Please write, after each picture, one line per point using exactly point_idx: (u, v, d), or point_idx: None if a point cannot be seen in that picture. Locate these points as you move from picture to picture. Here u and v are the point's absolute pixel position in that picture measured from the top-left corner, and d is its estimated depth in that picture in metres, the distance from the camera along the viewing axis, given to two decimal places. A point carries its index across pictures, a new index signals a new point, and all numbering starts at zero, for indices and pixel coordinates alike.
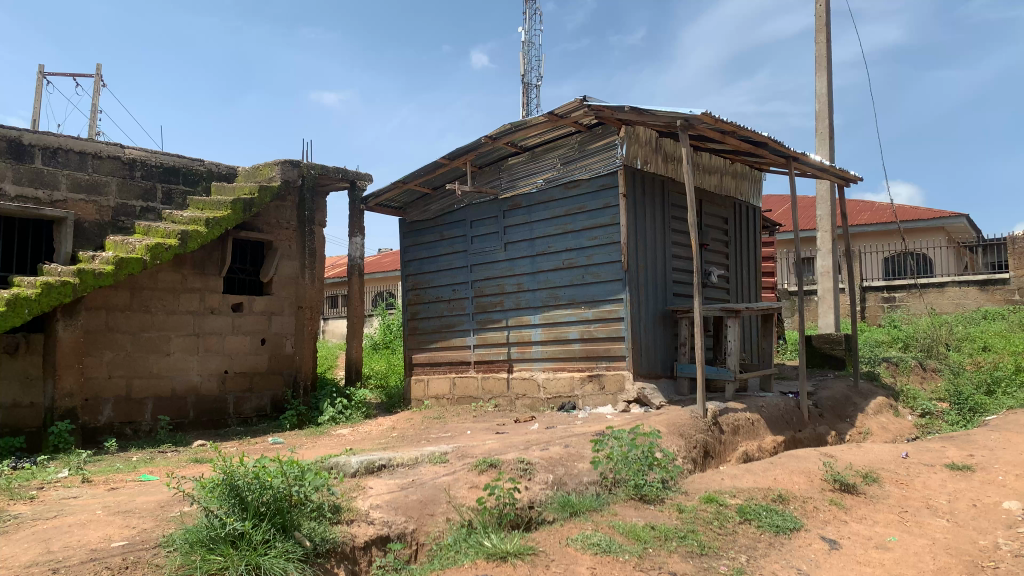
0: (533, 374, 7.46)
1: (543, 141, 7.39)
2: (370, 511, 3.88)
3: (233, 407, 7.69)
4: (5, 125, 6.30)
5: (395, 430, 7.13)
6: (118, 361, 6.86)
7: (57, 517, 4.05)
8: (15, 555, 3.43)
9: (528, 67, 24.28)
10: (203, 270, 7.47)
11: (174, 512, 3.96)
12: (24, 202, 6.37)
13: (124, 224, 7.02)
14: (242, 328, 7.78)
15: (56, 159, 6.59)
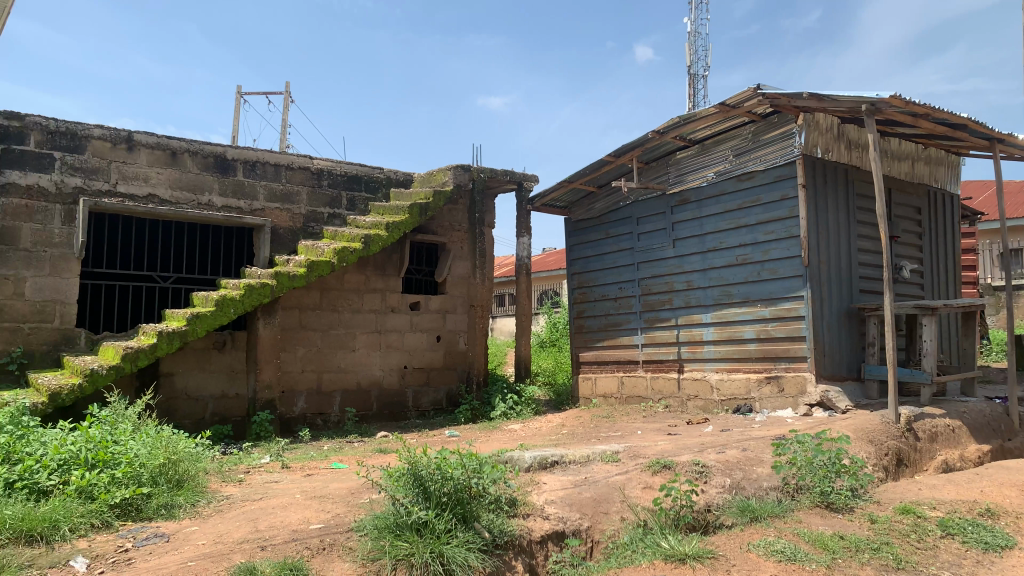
0: (705, 374, 7.27)
1: (714, 133, 7.19)
2: (546, 506, 3.93)
3: (412, 401, 8.07)
4: (212, 143, 6.95)
5: (564, 427, 7.19)
6: (309, 356, 7.39)
7: (262, 499, 4.42)
8: (229, 532, 3.78)
9: (694, 58, 23.69)
10: (384, 271, 7.90)
11: (363, 499, 4.21)
12: (228, 211, 7.01)
13: (314, 230, 7.56)
14: (419, 326, 8.15)
15: (255, 171, 7.20)
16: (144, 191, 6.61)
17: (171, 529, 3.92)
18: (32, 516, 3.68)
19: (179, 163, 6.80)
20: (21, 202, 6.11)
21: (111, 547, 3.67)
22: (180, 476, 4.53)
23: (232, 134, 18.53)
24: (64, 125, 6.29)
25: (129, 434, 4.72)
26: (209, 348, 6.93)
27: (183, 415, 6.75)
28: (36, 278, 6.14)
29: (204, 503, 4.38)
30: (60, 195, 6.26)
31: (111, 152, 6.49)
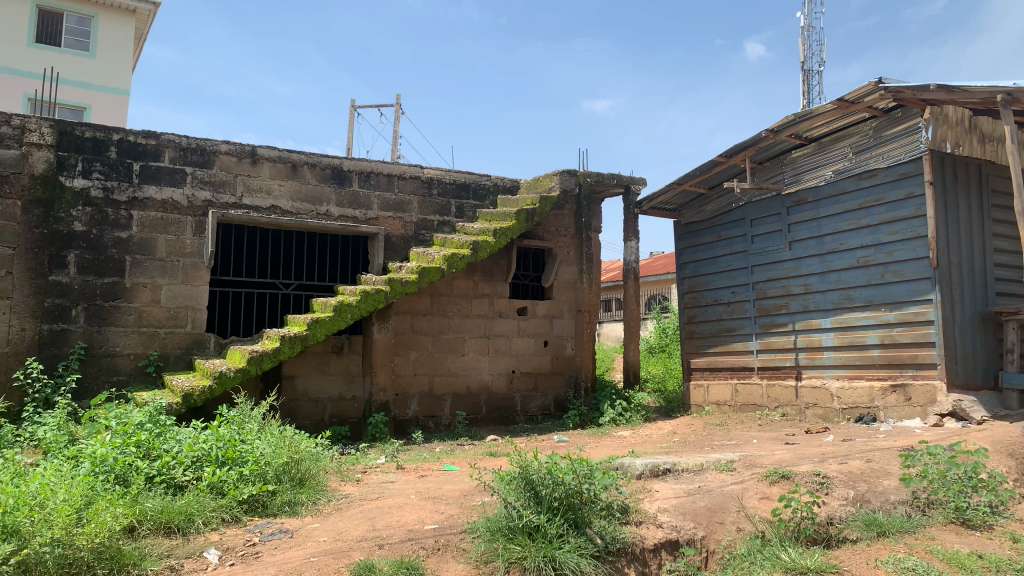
0: (824, 382, 6.98)
1: (833, 131, 6.91)
2: (658, 514, 3.87)
3: (520, 405, 8.12)
4: (330, 155, 7.23)
5: (676, 435, 7.06)
6: (421, 360, 7.57)
7: (379, 498, 4.56)
8: (348, 529, 3.92)
9: (809, 54, 22.85)
10: (492, 276, 8.00)
11: (476, 501, 4.27)
12: (345, 220, 7.28)
13: (424, 237, 7.73)
14: (527, 331, 8.20)
15: (369, 182, 7.44)
16: (267, 203, 6.96)
17: (295, 525, 4.09)
18: (170, 509, 3.95)
19: (299, 175, 7.11)
20: (157, 214, 6.54)
21: (240, 540, 3.87)
22: (302, 475, 4.72)
23: (345, 146, 19.25)
24: (195, 142, 6.69)
25: (255, 434, 4.96)
26: (328, 352, 7.21)
27: (304, 416, 7.05)
28: (171, 286, 6.56)
29: (324, 501, 4.54)
30: (192, 208, 6.67)
31: (237, 166, 6.86)
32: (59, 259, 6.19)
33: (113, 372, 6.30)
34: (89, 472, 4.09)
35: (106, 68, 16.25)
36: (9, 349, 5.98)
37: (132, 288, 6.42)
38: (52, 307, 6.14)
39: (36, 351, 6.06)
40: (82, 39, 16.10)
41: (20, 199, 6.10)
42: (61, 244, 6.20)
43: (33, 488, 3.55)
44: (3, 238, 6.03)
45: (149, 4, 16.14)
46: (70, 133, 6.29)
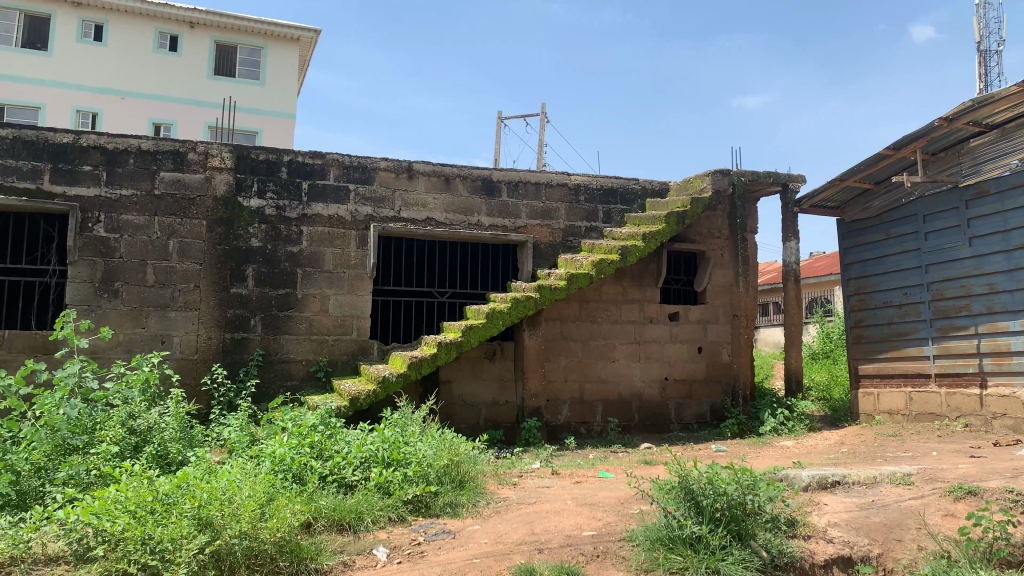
0: (1015, 391, 6.40)
1: (1018, 115, 6.37)
2: (828, 528, 3.69)
3: (674, 413, 7.96)
4: (480, 166, 7.41)
5: (844, 446, 6.68)
6: (572, 366, 7.60)
7: (536, 503, 4.62)
8: (508, 532, 3.99)
9: (986, 33, 21.06)
10: (642, 281, 7.91)
11: (634, 509, 4.23)
12: (496, 229, 7.44)
13: (573, 244, 7.73)
14: (679, 337, 8.03)
15: (517, 191, 7.55)
16: (423, 216, 7.23)
17: (456, 526, 4.22)
18: (342, 507, 4.18)
19: (452, 188, 7.34)
20: (324, 229, 6.96)
21: (406, 539, 4.04)
22: (462, 477, 4.85)
23: (493, 156, 19.72)
24: (356, 160, 7.06)
25: (417, 436, 5.14)
26: (481, 358, 7.38)
27: (460, 420, 7.25)
28: (338, 296, 6.95)
29: (484, 503, 4.66)
30: (355, 222, 7.04)
31: (395, 181, 7.18)
32: (239, 273, 6.71)
33: (287, 377, 6.76)
34: (269, 471, 4.40)
35: (274, 94, 17.49)
36: (197, 356, 6.54)
37: (303, 298, 6.86)
38: (234, 317, 6.66)
39: (220, 358, 6.59)
40: (254, 69, 17.42)
41: (206, 219, 6.67)
42: (241, 259, 6.72)
43: (223, 484, 3.86)
44: (191, 254, 6.61)
45: (310, 31, 17.27)
46: (246, 156, 6.81)
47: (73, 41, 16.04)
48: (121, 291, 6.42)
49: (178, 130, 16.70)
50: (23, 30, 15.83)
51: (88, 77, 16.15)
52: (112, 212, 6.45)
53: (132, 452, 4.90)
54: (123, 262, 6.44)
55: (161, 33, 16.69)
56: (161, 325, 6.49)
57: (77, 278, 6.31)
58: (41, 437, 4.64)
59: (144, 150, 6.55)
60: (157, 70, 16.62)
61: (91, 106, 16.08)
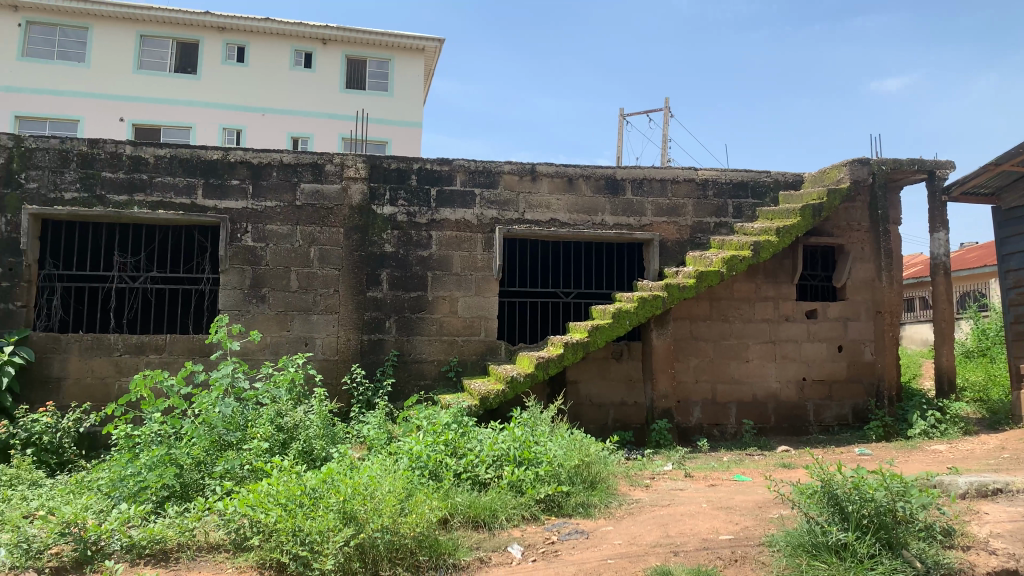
0: None
1: None
2: (990, 540, 3.44)
3: (813, 415, 7.64)
4: (603, 165, 7.38)
5: (1005, 451, 6.20)
6: (703, 366, 7.45)
7: (670, 505, 4.56)
8: (643, 534, 3.96)
9: None
10: (776, 278, 7.63)
11: (773, 513, 4.09)
12: (621, 228, 7.38)
13: (701, 240, 7.55)
14: (818, 336, 7.69)
15: (642, 188, 7.46)
16: (547, 217, 7.28)
17: (589, 526, 4.23)
18: (477, 504, 4.27)
19: (575, 188, 7.35)
20: (453, 233, 7.14)
21: (541, 538, 4.09)
22: (593, 478, 4.84)
23: (616, 154, 19.63)
24: (482, 165, 7.19)
25: (547, 436, 5.18)
26: (609, 358, 7.34)
27: (588, 420, 7.26)
28: (466, 298, 7.11)
29: (616, 504, 4.64)
30: (481, 225, 7.18)
31: (519, 184, 7.26)
32: (374, 277, 6.99)
33: (421, 377, 6.98)
34: (408, 467, 4.56)
35: (402, 103, 18.08)
36: (337, 357, 6.86)
37: (434, 301, 7.06)
38: (371, 320, 6.95)
39: (359, 358, 6.89)
40: (382, 80, 18.08)
41: (343, 227, 6.99)
42: (375, 264, 6.99)
43: (365, 479, 4.04)
44: (331, 261, 6.95)
45: (434, 40, 17.74)
46: (379, 165, 7.08)
47: (218, 63, 17.18)
48: (268, 297, 6.82)
49: (314, 142, 17.57)
50: (175, 56, 17.07)
51: (232, 96, 17.26)
52: (258, 222, 6.86)
53: (281, 448, 5.21)
54: (268, 269, 6.84)
55: (297, 51, 17.59)
56: (304, 328, 6.86)
57: (229, 285, 6.75)
58: (200, 433, 4.97)
59: (286, 163, 6.93)
60: (294, 86, 17.55)
61: (236, 123, 17.20)
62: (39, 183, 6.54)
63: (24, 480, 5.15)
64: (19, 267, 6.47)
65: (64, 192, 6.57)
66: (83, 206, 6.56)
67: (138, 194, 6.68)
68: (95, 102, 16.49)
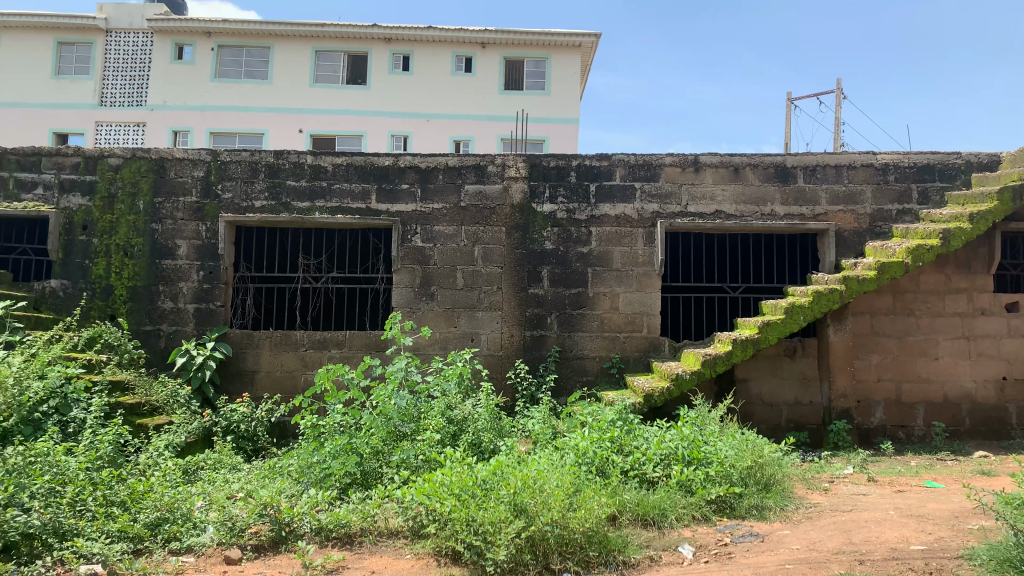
0: None
1: None
2: None
3: (1016, 418, 6.96)
4: (773, 153, 7.07)
5: None
6: (886, 364, 6.98)
7: (852, 511, 4.30)
8: (823, 540, 3.76)
9: None
10: (969, 268, 7.00)
11: (972, 525, 3.77)
12: (792, 219, 7.05)
13: (883, 229, 7.06)
14: (1021, 331, 6.98)
15: (815, 176, 7.08)
16: (712, 209, 7.08)
17: (764, 530, 4.08)
18: (646, 502, 4.23)
19: (742, 178, 7.10)
20: (613, 229, 7.10)
21: (713, 539, 3.99)
22: (767, 479, 4.65)
23: (783, 141, 18.72)
24: (642, 158, 7.11)
25: (717, 436, 5.02)
26: (780, 356, 7.04)
27: (759, 420, 7.01)
28: (628, 294, 7.06)
29: (793, 508, 4.44)
30: (642, 220, 7.10)
31: (682, 176, 7.11)
32: (536, 274, 7.09)
33: (583, 373, 7.02)
34: (575, 463, 4.58)
35: (559, 101, 18.15)
36: (502, 352, 7.02)
37: (595, 297, 7.06)
38: (533, 316, 7.06)
39: (522, 354, 7.02)
40: (540, 79, 18.24)
41: (505, 225, 7.14)
42: (537, 261, 7.10)
43: (534, 473, 4.10)
44: (494, 259, 7.11)
45: (591, 35, 17.66)
46: (539, 164, 7.16)
47: (385, 73, 18.04)
48: (437, 295, 7.08)
49: (475, 145, 18.05)
50: (347, 68, 18.11)
51: (399, 104, 18.08)
52: (426, 224, 7.14)
53: (451, 440, 5.40)
54: (437, 269, 7.10)
55: (458, 56, 18.13)
56: (471, 324, 7.05)
57: (401, 284, 7.09)
58: (378, 424, 5.25)
59: (451, 166, 7.17)
60: (456, 91, 18.11)
61: (403, 129, 18.02)
62: (234, 193, 7.15)
63: (226, 464, 5.66)
64: (218, 270, 7.10)
65: (255, 201, 7.14)
66: (271, 213, 7.11)
67: (318, 201, 7.14)
68: (277, 117, 17.84)
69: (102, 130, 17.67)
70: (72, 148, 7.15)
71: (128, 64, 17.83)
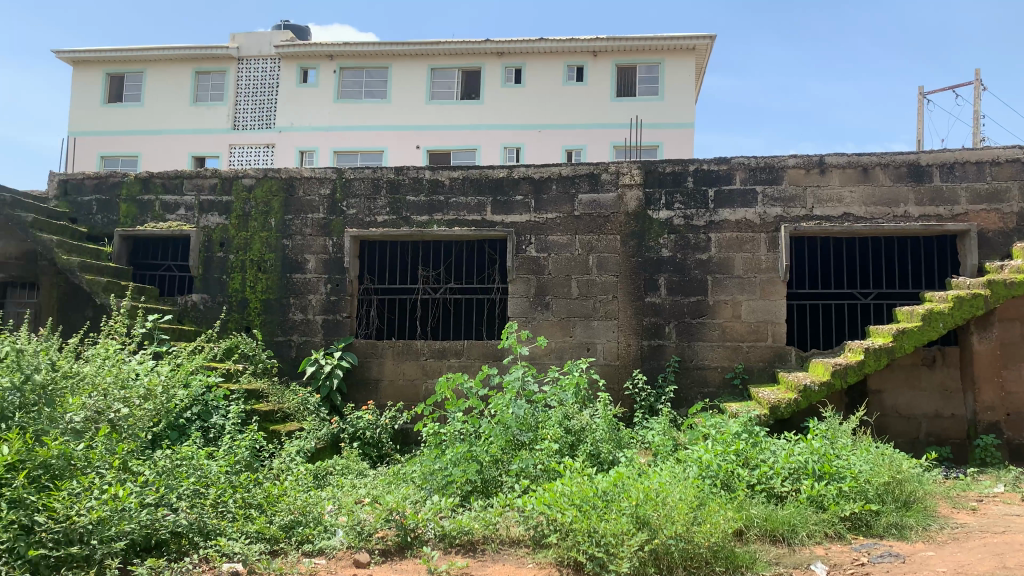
0: None
1: None
2: None
3: None
4: (905, 151, 6.71)
5: None
6: None
7: (1005, 532, 4.00)
8: (972, 563, 3.52)
9: None
10: None
11: None
12: (928, 220, 6.64)
13: None
14: None
15: (953, 174, 6.66)
16: (839, 211, 6.78)
17: (905, 550, 3.85)
18: (774, 517, 4.08)
19: (872, 178, 6.76)
20: (733, 234, 6.92)
21: (848, 558, 3.80)
22: (906, 497, 4.39)
23: (916, 137, 17.68)
24: (763, 161, 6.90)
25: (850, 449, 4.78)
26: (918, 365, 6.63)
27: (896, 433, 6.64)
28: (750, 301, 6.85)
29: (936, 528, 4.18)
30: (764, 224, 6.88)
31: (806, 178, 6.85)
32: (653, 282, 6.99)
33: (704, 384, 6.86)
34: (697, 476, 4.47)
35: (674, 106, 17.83)
36: (619, 362, 6.95)
37: (715, 305, 6.89)
38: (650, 326, 6.96)
39: (640, 364, 6.94)
40: (653, 85, 18.02)
41: (620, 233, 7.08)
42: (654, 270, 7.00)
43: (656, 486, 4.04)
44: (609, 267, 7.06)
45: (706, 38, 17.31)
46: (655, 170, 7.07)
47: (498, 87, 18.32)
48: (552, 304, 7.10)
49: (587, 153, 18.01)
50: (461, 84, 18.50)
51: (511, 116, 18.30)
52: (540, 234, 7.18)
53: (570, 450, 5.40)
54: (551, 278, 7.12)
55: (570, 66, 18.17)
56: (587, 334, 7.02)
57: (517, 294, 7.16)
58: (497, 433, 5.31)
59: (565, 175, 7.18)
60: (568, 101, 18.15)
61: (515, 141, 18.22)
62: (357, 209, 7.43)
63: (353, 470, 5.87)
64: (344, 283, 7.40)
65: (377, 215, 7.40)
66: (392, 227, 7.35)
67: (436, 214, 7.32)
68: (395, 134, 18.44)
69: (235, 153, 18.80)
70: (211, 171, 7.64)
71: (258, 90, 18.87)
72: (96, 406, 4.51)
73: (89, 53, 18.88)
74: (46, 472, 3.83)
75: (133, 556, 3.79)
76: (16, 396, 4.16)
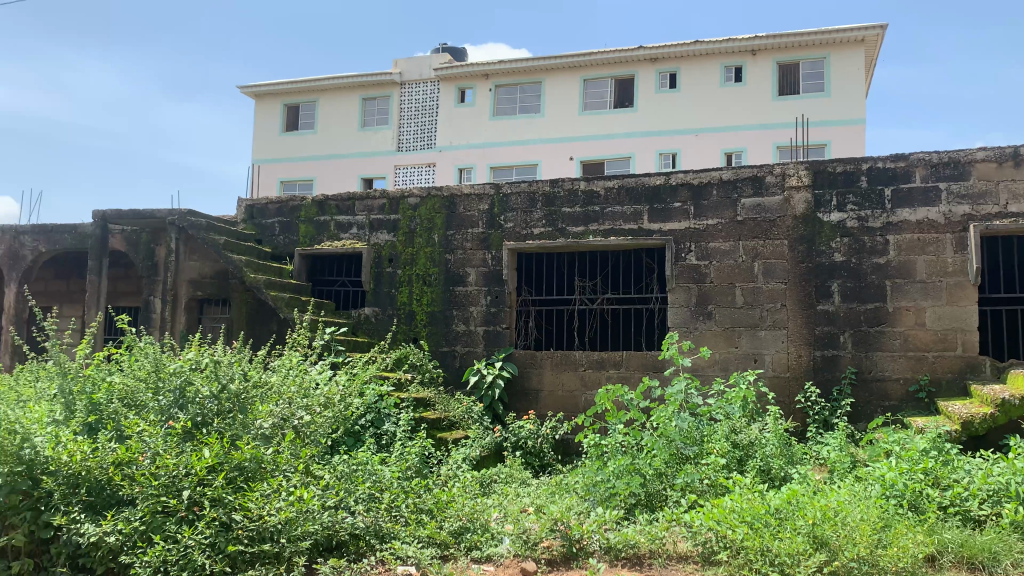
0: None
1: None
2: None
3: None
4: None
5: None
6: None
7: None
8: None
9: None
10: None
11: None
12: None
13: None
14: None
15: None
16: None
17: None
18: (971, 543, 3.74)
19: None
20: (914, 236, 6.44)
21: None
22: None
23: None
24: (947, 155, 6.39)
25: None
26: None
27: None
28: (935, 308, 6.34)
29: None
30: (950, 224, 6.36)
31: (998, 171, 6.27)
32: (825, 289, 6.63)
33: (885, 397, 6.41)
34: (880, 496, 4.18)
35: (842, 102, 16.90)
36: (789, 374, 6.64)
37: (895, 312, 6.44)
38: (822, 335, 6.60)
39: (812, 375, 6.59)
40: (818, 80, 17.12)
41: (787, 238, 6.77)
42: (826, 275, 6.64)
43: (835, 504, 3.83)
44: (776, 274, 6.77)
45: (876, 27, 16.25)
46: (824, 170, 6.71)
47: (653, 93, 18.09)
48: (714, 313, 6.91)
49: (748, 156, 17.41)
50: (615, 93, 18.44)
51: (667, 122, 18.01)
52: (701, 241, 7.01)
53: (738, 465, 5.22)
54: (713, 287, 6.93)
55: (728, 67, 17.64)
56: (753, 344, 6.77)
57: (677, 304, 7.02)
58: (660, 446, 5.21)
59: (726, 180, 6.98)
60: (727, 102, 17.62)
61: (671, 147, 17.93)
62: (515, 223, 7.58)
63: (517, 479, 5.95)
64: (504, 294, 7.56)
65: (534, 228, 7.51)
66: (550, 239, 7.44)
67: (593, 224, 7.33)
68: (550, 147, 18.66)
69: (400, 173, 19.81)
70: (379, 192, 8.06)
71: (420, 112, 19.73)
72: (282, 413, 4.79)
73: (269, 87, 20.51)
74: (241, 473, 4.16)
75: (316, 556, 4.04)
76: (214, 403, 4.60)
